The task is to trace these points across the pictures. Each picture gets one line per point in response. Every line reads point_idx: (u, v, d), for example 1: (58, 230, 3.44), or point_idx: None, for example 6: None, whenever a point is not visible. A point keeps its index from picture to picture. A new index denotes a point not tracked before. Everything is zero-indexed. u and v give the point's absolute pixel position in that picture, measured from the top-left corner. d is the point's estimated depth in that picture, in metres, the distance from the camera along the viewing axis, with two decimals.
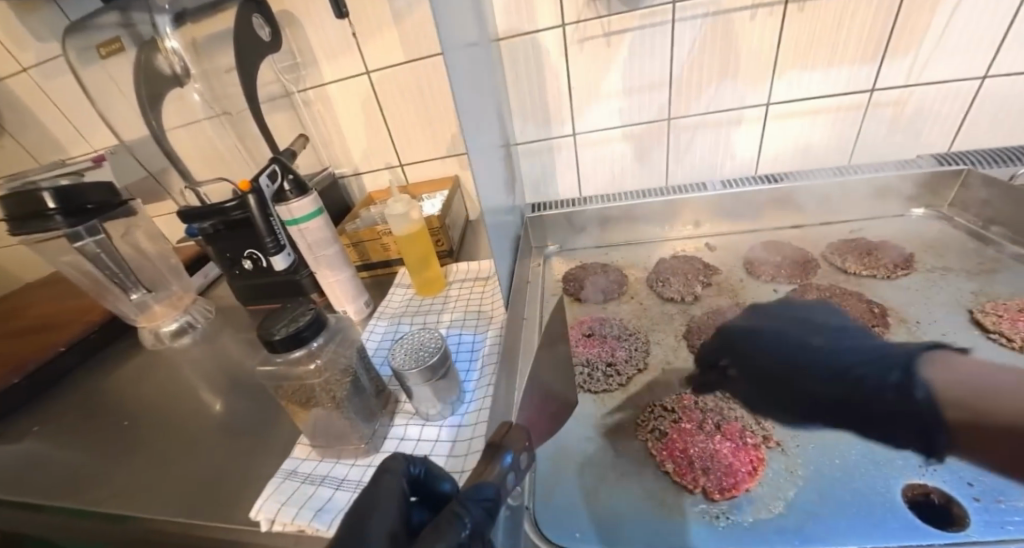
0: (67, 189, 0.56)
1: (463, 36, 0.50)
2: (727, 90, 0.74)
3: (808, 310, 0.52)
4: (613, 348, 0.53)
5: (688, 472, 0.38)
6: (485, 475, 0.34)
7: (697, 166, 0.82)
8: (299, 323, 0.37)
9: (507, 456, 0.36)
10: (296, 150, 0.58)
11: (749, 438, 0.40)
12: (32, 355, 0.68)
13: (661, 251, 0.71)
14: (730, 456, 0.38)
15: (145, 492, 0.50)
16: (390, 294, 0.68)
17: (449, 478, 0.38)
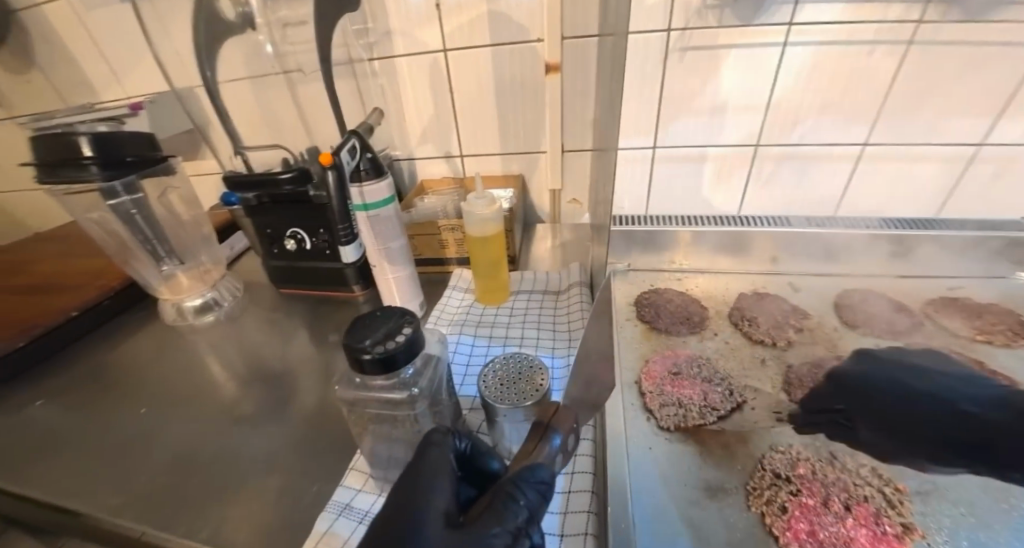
0: (106, 137, 0.50)
1: None
2: (826, 126, 0.69)
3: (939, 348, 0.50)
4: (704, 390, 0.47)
5: None
6: (535, 456, 0.32)
7: (775, 199, 0.77)
8: (397, 339, 0.31)
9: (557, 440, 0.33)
10: (371, 124, 0.52)
11: (888, 526, 0.35)
12: (42, 318, 0.61)
13: (739, 284, 0.66)
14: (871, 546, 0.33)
15: (160, 497, 0.43)
16: (447, 297, 0.62)
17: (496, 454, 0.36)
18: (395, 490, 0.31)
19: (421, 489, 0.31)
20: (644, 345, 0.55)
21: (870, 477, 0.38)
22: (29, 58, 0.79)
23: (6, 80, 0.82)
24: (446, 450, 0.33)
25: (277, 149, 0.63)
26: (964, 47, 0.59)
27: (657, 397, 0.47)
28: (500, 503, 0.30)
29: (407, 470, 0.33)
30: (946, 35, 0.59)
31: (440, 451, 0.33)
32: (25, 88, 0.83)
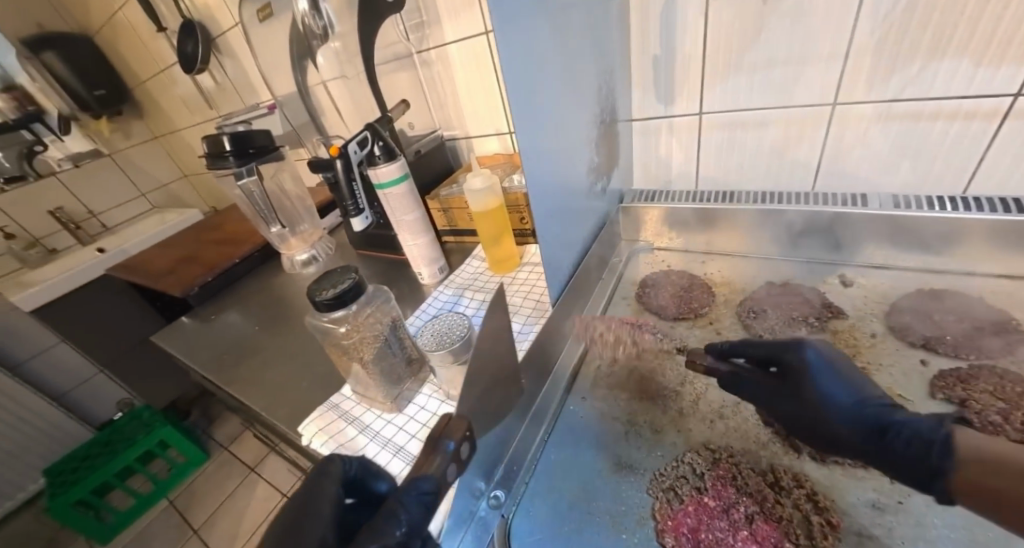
0: (238, 135, 0.70)
1: (553, 38, 0.43)
2: (943, 70, 0.52)
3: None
4: None
5: None
6: (423, 468, 0.30)
7: (868, 171, 0.62)
8: (340, 288, 0.41)
9: (448, 445, 0.31)
10: (393, 116, 0.62)
11: None
12: (221, 261, 0.91)
13: (776, 272, 0.58)
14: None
15: (249, 379, 0.63)
16: (464, 265, 0.71)
17: (386, 475, 0.36)
18: (270, 535, 0.27)
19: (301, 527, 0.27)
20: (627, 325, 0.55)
21: (800, 499, 0.34)
22: (224, 74, 1.11)
23: (216, 91, 1.18)
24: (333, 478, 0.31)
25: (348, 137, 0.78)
26: None
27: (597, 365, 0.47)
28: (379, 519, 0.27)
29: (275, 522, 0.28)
30: None
31: (329, 477, 0.32)
32: (225, 95, 1.17)
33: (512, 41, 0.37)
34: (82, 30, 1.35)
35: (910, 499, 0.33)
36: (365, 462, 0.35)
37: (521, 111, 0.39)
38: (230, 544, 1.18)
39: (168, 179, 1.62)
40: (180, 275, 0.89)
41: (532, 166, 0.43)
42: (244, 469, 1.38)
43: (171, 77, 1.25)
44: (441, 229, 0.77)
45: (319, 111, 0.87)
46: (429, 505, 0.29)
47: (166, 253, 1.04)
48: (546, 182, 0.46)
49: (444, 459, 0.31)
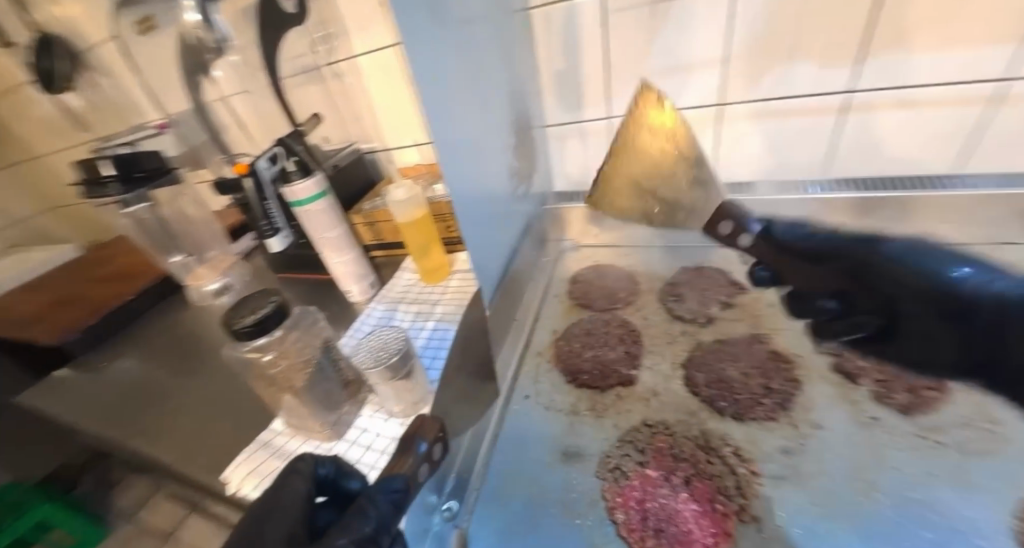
0: (122, 158, 0.63)
1: (462, 52, 0.45)
2: (799, 74, 0.61)
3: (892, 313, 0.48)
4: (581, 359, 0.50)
5: (638, 528, 0.34)
6: (396, 468, 0.31)
7: (752, 162, 0.71)
8: (260, 314, 0.38)
9: (421, 446, 0.34)
10: (304, 130, 0.58)
11: (719, 504, 0.34)
12: (109, 300, 0.79)
13: (688, 257, 0.64)
14: (691, 522, 0.34)
15: (155, 430, 0.55)
16: (397, 278, 0.69)
17: (360, 473, 0.35)
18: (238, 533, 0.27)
19: (267, 524, 0.28)
20: (562, 321, 0.58)
21: (728, 455, 0.37)
22: (96, 90, 0.98)
23: (86, 109, 1.03)
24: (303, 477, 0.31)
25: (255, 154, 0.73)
26: None
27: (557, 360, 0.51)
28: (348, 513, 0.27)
29: (247, 520, 0.29)
30: None
31: (300, 475, 0.31)
32: (98, 114, 1.03)
33: (421, 53, 0.37)
34: None
35: (811, 440, 0.38)
36: (340, 463, 0.34)
37: (436, 122, 0.39)
38: None
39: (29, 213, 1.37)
40: (55, 322, 0.76)
41: (455, 175, 0.43)
42: (158, 537, 1.21)
43: (25, 95, 1.07)
44: (369, 244, 0.74)
45: (219, 128, 0.79)
46: (399, 503, 0.28)
47: (33, 299, 0.88)
48: (470, 189, 0.47)
49: (416, 458, 0.33)
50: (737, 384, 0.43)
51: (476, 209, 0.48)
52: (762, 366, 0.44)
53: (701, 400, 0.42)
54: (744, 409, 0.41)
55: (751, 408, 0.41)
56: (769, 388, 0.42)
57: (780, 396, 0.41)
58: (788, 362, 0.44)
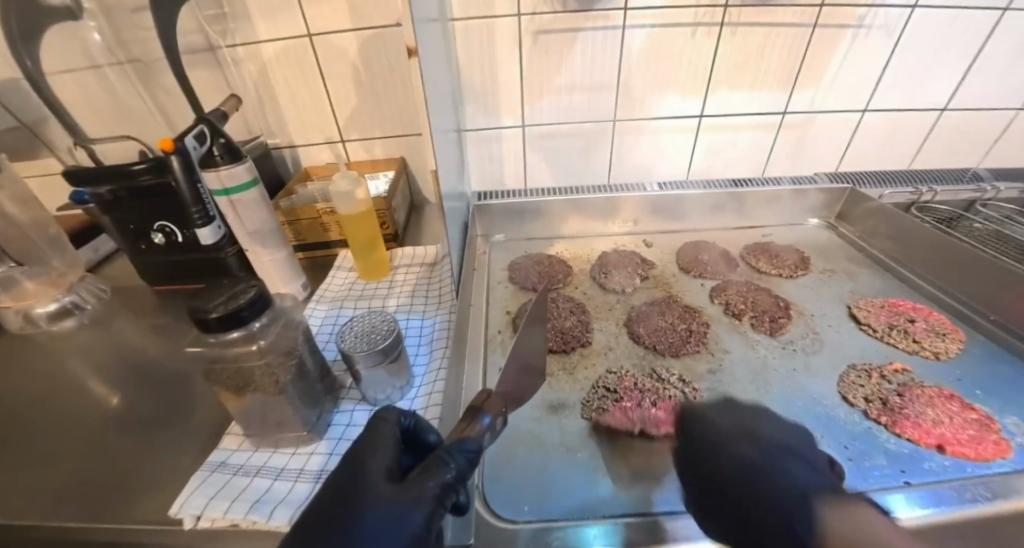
0: None
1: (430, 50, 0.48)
2: (666, 100, 0.79)
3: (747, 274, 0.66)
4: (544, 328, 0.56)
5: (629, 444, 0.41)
6: (465, 433, 0.33)
7: (636, 169, 0.89)
8: (239, 302, 0.34)
9: (485, 418, 0.35)
10: (225, 110, 0.52)
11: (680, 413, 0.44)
12: None
13: (603, 244, 0.76)
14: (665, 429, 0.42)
15: (17, 497, 0.41)
16: (330, 277, 0.64)
17: (435, 429, 0.37)
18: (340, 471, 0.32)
19: (367, 458, 0.32)
20: (513, 302, 0.63)
21: (676, 381, 0.48)
22: None
23: None
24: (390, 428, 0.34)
25: (130, 141, 0.60)
26: (761, 30, 0.72)
27: None
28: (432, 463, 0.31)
29: (352, 446, 0.34)
30: (747, 19, 0.71)
31: (387, 425, 0.34)
32: None
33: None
34: None
35: (724, 362, 0.51)
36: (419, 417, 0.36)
37: None
38: None
39: None
40: None
41: None
42: None
43: None
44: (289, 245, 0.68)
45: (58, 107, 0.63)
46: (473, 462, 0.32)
47: None
48: None
49: (482, 428, 0.34)
50: (668, 331, 0.55)
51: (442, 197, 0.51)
52: (681, 317, 0.57)
53: (647, 347, 0.53)
54: (677, 348, 0.52)
55: (681, 347, 0.52)
56: (690, 331, 0.54)
57: (698, 335, 0.54)
58: (696, 312, 0.58)
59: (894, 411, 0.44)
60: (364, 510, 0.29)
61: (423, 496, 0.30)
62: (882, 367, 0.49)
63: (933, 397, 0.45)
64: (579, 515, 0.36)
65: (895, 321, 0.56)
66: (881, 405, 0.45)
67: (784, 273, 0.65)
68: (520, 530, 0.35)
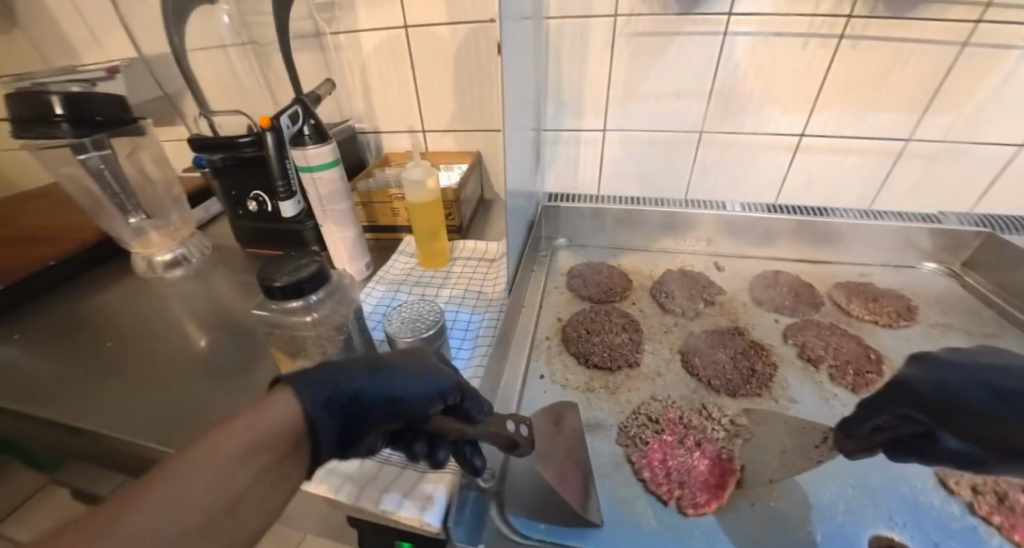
0: (77, 97, 0.55)
1: (516, 45, 0.47)
2: (765, 114, 0.72)
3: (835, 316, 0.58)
4: (591, 342, 0.54)
5: (664, 483, 0.38)
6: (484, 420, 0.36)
7: (718, 186, 0.82)
8: (301, 274, 0.36)
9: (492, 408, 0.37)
10: (319, 94, 0.56)
11: (725, 459, 0.40)
12: (23, 264, 0.66)
13: (668, 262, 0.71)
14: (706, 472, 0.39)
15: (116, 414, 0.48)
16: (392, 260, 0.67)
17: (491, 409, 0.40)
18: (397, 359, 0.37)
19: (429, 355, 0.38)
20: (564, 309, 0.61)
21: (725, 423, 0.43)
22: (15, 16, 0.83)
23: None
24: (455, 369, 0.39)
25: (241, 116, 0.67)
26: (893, 43, 0.63)
27: (580, 344, 0.53)
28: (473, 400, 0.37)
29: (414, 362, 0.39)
30: (877, 30, 0.62)
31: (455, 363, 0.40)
32: (13, 46, 0.87)
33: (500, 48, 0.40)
34: None
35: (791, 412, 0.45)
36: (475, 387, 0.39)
37: None
38: None
39: None
40: None
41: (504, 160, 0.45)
42: None
43: None
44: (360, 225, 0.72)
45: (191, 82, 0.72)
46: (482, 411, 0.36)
47: None
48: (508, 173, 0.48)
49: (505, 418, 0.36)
50: (728, 367, 0.50)
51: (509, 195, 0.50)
52: (746, 353, 0.51)
53: (700, 379, 0.48)
54: (735, 387, 0.47)
55: (740, 387, 0.47)
56: (754, 370, 0.49)
57: (762, 377, 0.48)
58: (765, 350, 0.52)
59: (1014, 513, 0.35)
60: (399, 366, 0.34)
61: (454, 378, 0.36)
62: None
63: None
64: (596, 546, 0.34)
65: None
66: (994, 501, 0.36)
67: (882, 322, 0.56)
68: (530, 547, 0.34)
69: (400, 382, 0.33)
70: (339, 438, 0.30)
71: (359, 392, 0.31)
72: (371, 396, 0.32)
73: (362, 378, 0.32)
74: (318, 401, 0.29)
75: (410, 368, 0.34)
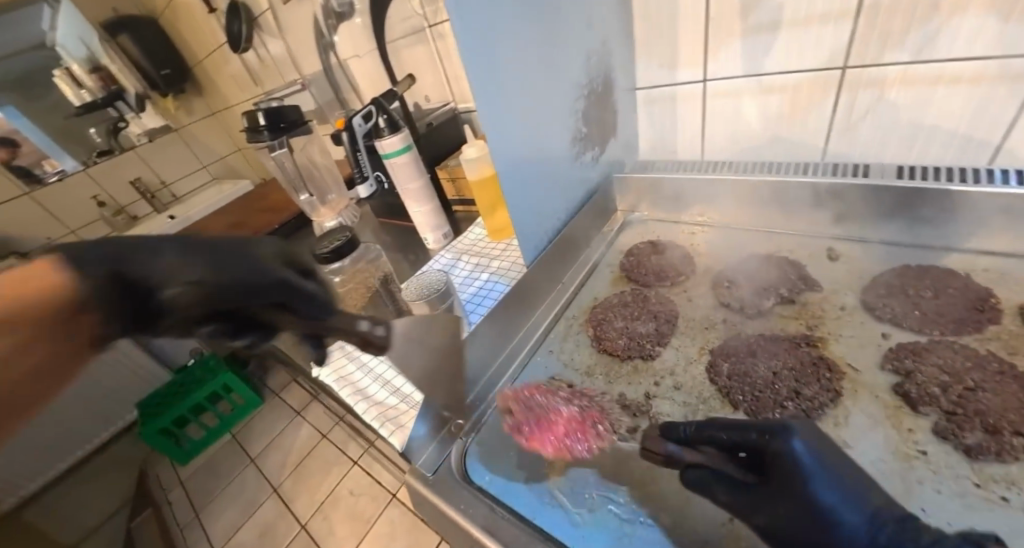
0: (271, 111, 0.78)
1: (526, 23, 0.46)
2: (964, 26, 0.47)
3: (1007, 350, 0.39)
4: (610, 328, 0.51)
5: (518, 407, 0.43)
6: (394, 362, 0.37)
7: (880, 141, 0.59)
8: (338, 242, 0.48)
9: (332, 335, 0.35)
10: (399, 90, 0.67)
11: (598, 428, 0.40)
12: (263, 226, 1.01)
13: (765, 245, 0.58)
14: (560, 419, 0.41)
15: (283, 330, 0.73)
16: (468, 231, 0.76)
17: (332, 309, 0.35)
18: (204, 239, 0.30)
19: (251, 247, 0.32)
20: (607, 289, 0.59)
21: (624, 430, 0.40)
22: (265, 51, 1.20)
23: (259, 69, 1.28)
24: (274, 261, 0.32)
25: None
26: None
27: (599, 326, 0.52)
28: (303, 301, 0.33)
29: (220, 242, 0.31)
30: None
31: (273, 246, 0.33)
32: (267, 72, 1.27)
33: (464, 17, 0.39)
34: (151, 13, 1.51)
35: None
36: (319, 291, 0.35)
37: (485, 92, 0.43)
38: (279, 472, 1.36)
39: (225, 153, 1.77)
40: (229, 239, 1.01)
41: (497, 143, 0.47)
42: (291, 412, 1.56)
43: (223, 56, 1.37)
44: (451, 198, 0.82)
45: (343, 87, 0.93)
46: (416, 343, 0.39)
47: (220, 220, 1.16)
48: (515, 155, 0.49)
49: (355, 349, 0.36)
50: (765, 380, 0.40)
51: (520, 176, 0.51)
52: (800, 369, 0.40)
53: (718, 389, 0.41)
54: (760, 406, 0.39)
55: (769, 407, 0.38)
56: (798, 392, 0.39)
57: (809, 402, 0.38)
58: (837, 371, 0.40)
59: None
60: (212, 252, 0.30)
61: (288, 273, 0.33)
62: None
63: None
64: (516, 509, 0.37)
65: None
66: None
67: None
68: (465, 491, 0.39)
69: (204, 275, 0.29)
70: (132, 316, 0.28)
71: (158, 276, 0.28)
72: (172, 280, 0.28)
73: (162, 260, 0.28)
74: (101, 279, 0.26)
75: (223, 255, 0.30)
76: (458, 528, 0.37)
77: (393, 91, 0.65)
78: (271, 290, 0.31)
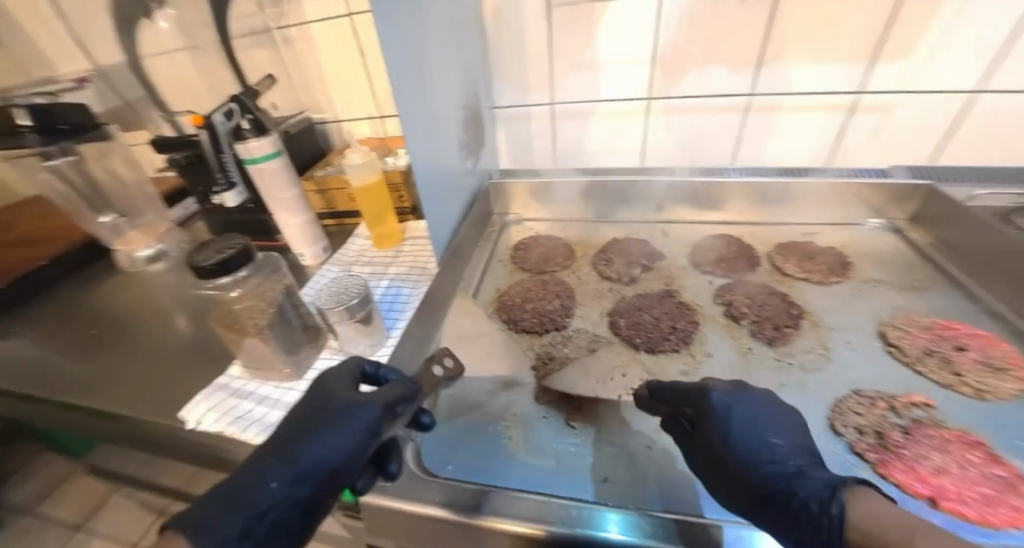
0: (40, 108, 0.58)
1: (426, 40, 0.51)
2: (709, 76, 0.71)
3: (770, 280, 0.60)
4: (525, 310, 0.56)
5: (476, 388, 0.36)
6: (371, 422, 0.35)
7: (672, 153, 0.82)
8: (225, 254, 0.40)
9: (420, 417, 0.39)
10: (260, 90, 0.60)
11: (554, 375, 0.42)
12: (20, 263, 0.72)
13: (618, 232, 0.73)
14: None
15: (94, 389, 0.52)
16: (350, 243, 0.71)
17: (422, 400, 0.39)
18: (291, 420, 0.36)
19: (332, 398, 0.37)
20: (507, 280, 0.65)
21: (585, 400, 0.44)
22: None
23: None
24: (344, 393, 0.37)
25: None
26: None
27: (514, 310, 0.57)
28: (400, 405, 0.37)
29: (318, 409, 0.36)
30: None
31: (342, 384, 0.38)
32: None
33: (383, 26, 0.41)
34: None
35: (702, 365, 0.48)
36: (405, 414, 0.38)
37: (403, 98, 0.46)
38: None
39: None
40: None
41: (412, 146, 0.49)
42: (68, 530, 1.10)
43: None
44: (320, 211, 0.75)
45: (153, 85, 0.76)
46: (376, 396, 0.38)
47: None
48: (425, 159, 0.52)
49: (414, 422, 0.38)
50: (650, 325, 0.52)
51: (430, 181, 0.54)
52: (669, 314, 0.54)
53: (621, 339, 0.51)
54: (653, 343, 0.50)
55: (659, 342, 0.50)
56: (674, 328, 0.51)
57: (681, 334, 0.51)
58: (690, 310, 0.54)
59: (888, 450, 0.38)
60: (302, 425, 0.35)
61: (379, 399, 0.36)
62: (896, 398, 0.42)
63: (948, 440, 0.38)
64: (493, 482, 0.38)
65: (936, 346, 0.47)
66: (875, 441, 0.39)
67: (812, 279, 0.59)
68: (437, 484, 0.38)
69: (315, 451, 0.33)
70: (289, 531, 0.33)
71: (272, 491, 0.32)
72: (280, 479, 0.32)
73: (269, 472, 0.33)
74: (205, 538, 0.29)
75: (316, 425, 0.35)
76: (439, 524, 0.36)
77: (251, 89, 0.57)
78: (363, 420, 0.35)
